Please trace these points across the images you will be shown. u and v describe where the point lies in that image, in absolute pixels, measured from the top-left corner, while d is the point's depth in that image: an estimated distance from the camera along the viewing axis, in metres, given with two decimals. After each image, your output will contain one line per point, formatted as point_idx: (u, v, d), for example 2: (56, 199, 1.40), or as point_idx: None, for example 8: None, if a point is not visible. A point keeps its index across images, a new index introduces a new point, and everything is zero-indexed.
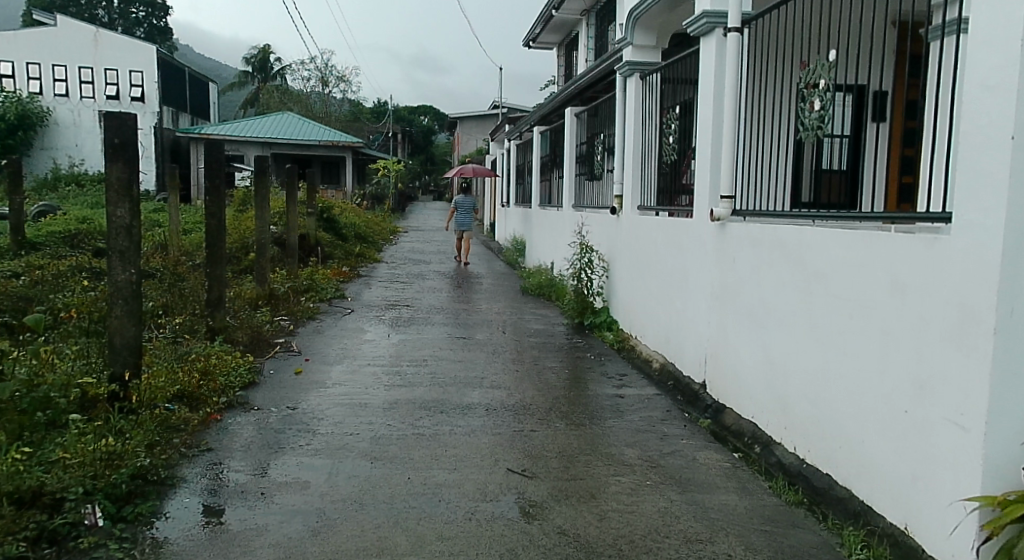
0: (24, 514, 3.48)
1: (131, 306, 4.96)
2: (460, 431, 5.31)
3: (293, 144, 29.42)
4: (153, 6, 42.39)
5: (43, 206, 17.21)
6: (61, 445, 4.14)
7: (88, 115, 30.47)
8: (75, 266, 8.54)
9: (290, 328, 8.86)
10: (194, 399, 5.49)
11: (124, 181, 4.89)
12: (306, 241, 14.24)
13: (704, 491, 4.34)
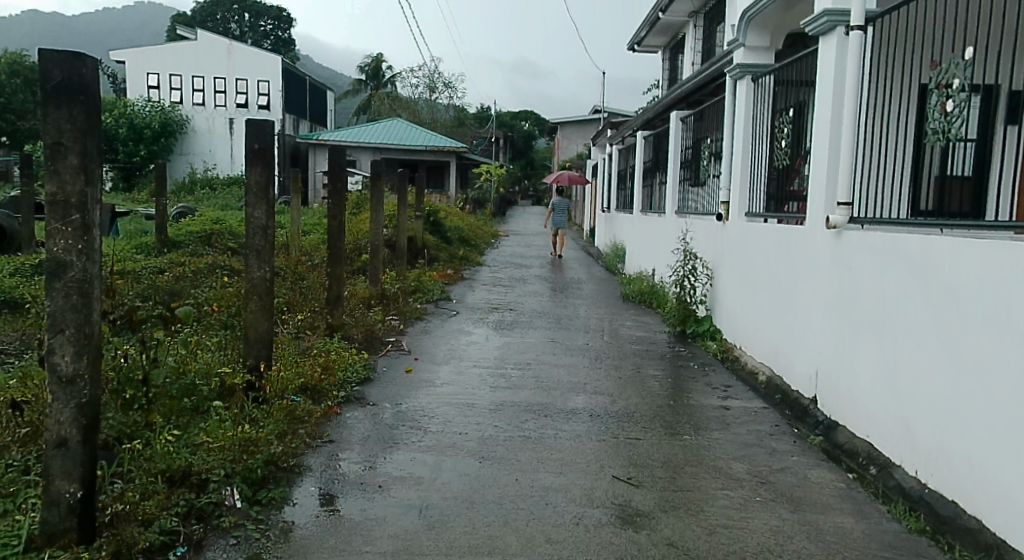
0: (175, 491, 3.75)
1: (264, 302, 5.28)
2: (565, 435, 5.36)
3: (402, 150, 30.27)
4: (280, 20, 44.49)
5: (182, 208, 18.38)
6: (204, 430, 4.44)
7: (222, 123, 32.23)
8: (210, 263, 9.06)
9: (401, 328, 9.13)
10: (317, 392, 5.74)
11: (262, 184, 5.16)
12: (415, 244, 14.65)
13: (818, 511, 4.23)
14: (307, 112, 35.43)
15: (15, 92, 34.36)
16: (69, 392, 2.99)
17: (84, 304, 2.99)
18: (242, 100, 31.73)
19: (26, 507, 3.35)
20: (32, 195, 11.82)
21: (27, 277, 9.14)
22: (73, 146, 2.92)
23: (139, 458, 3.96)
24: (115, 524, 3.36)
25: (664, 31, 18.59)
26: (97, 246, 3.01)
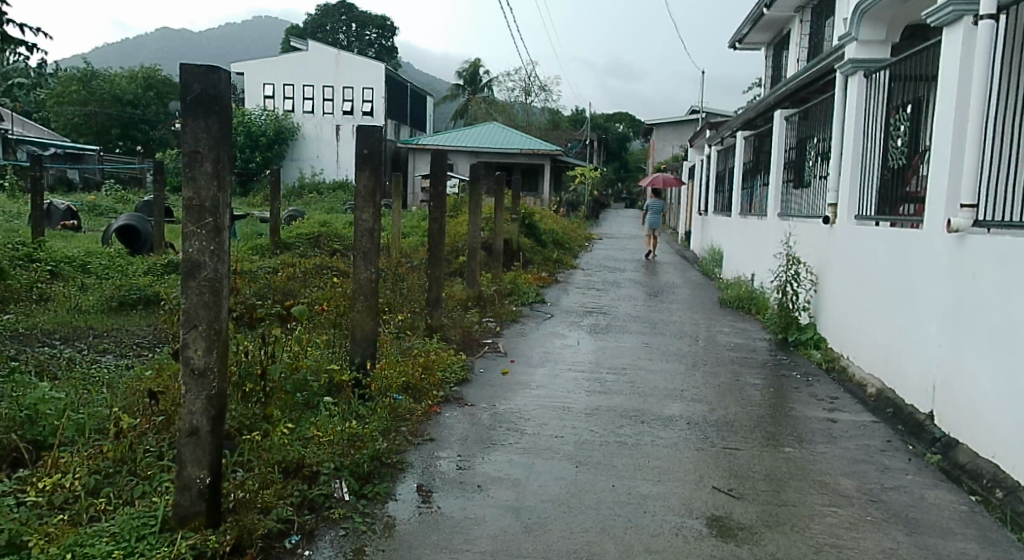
0: (290, 481, 3.93)
1: (370, 302, 5.45)
2: (662, 443, 5.31)
3: (497, 153, 30.58)
4: (384, 28, 45.73)
5: (292, 211, 19.17)
6: (315, 424, 4.63)
7: (329, 130, 33.30)
8: (319, 265, 9.43)
9: (496, 329, 9.24)
10: (418, 390, 5.87)
11: (370, 188, 5.33)
12: (510, 246, 14.78)
13: (936, 535, 4.05)
14: (407, 116, 36.26)
15: (147, 104, 36.69)
16: (200, 384, 3.19)
17: (215, 302, 3.19)
18: (348, 107, 32.87)
19: (161, 491, 3.61)
20: (163, 201, 12.60)
21: (158, 275, 9.75)
22: (208, 153, 3.13)
23: (258, 448, 4.18)
24: (237, 510, 3.55)
25: (767, 28, 18.15)
26: (227, 247, 3.19)
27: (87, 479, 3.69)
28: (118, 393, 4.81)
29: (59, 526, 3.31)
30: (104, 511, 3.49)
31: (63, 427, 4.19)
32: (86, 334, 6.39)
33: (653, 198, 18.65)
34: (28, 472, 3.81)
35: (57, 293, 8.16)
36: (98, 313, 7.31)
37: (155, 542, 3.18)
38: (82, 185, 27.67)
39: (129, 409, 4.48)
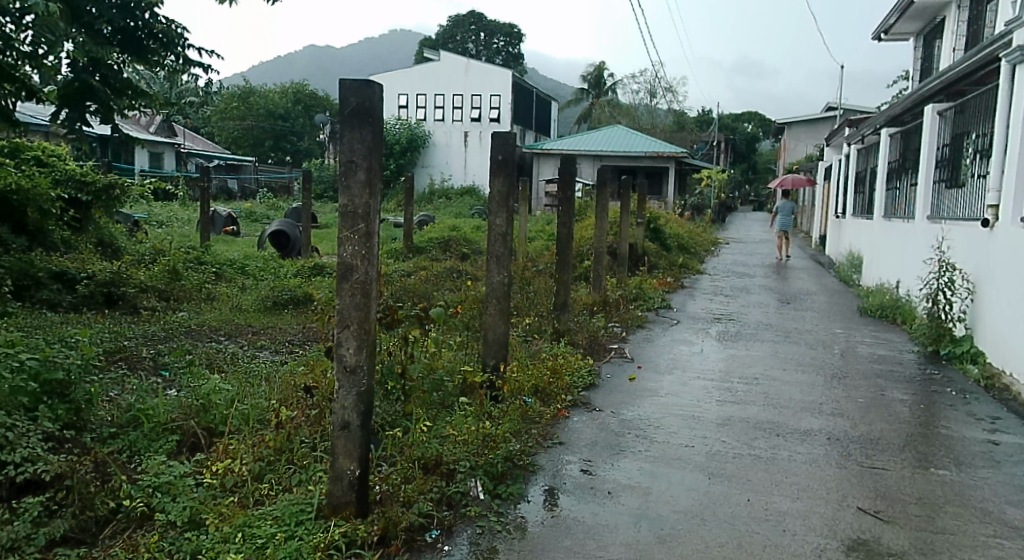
0: (429, 477, 4.07)
1: (502, 305, 5.57)
2: (800, 458, 5.12)
3: (623, 156, 30.35)
4: (512, 36, 46.42)
5: (423, 216, 19.73)
6: (451, 423, 4.77)
7: (458, 138, 34.06)
8: (449, 269, 9.66)
9: (623, 335, 9.17)
10: (547, 394, 5.91)
11: (504, 193, 5.43)
12: (635, 251, 14.64)
13: None
14: (533, 122, 36.60)
15: (296, 117, 38.74)
16: (351, 380, 3.39)
17: (365, 303, 3.38)
18: (476, 114, 33.57)
19: (316, 480, 3.86)
20: (309, 208, 13.28)
21: (306, 277, 10.31)
22: (362, 162, 3.30)
23: (400, 443, 4.37)
24: (383, 502, 3.73)
25: (917, 17, 17.17)
26: (377, 250, 3.37)
27: (252, 465, 3.99)
28: (275, 387, 5.15)
29: (231, 507, 3.63)
30: (267, 496, 3.79)
31: (230, 417, 4.55)
32: (245, 331, 6.85)
33: (786, 199, 18.11)
34: (203, 456, 4.17)
35: (219, 293, 8.78)
36: (255, 312, 7.82)
37: (312, 527, 3.41)
38: (239, 193, 29.61)
39: (286, 402, 4.81)
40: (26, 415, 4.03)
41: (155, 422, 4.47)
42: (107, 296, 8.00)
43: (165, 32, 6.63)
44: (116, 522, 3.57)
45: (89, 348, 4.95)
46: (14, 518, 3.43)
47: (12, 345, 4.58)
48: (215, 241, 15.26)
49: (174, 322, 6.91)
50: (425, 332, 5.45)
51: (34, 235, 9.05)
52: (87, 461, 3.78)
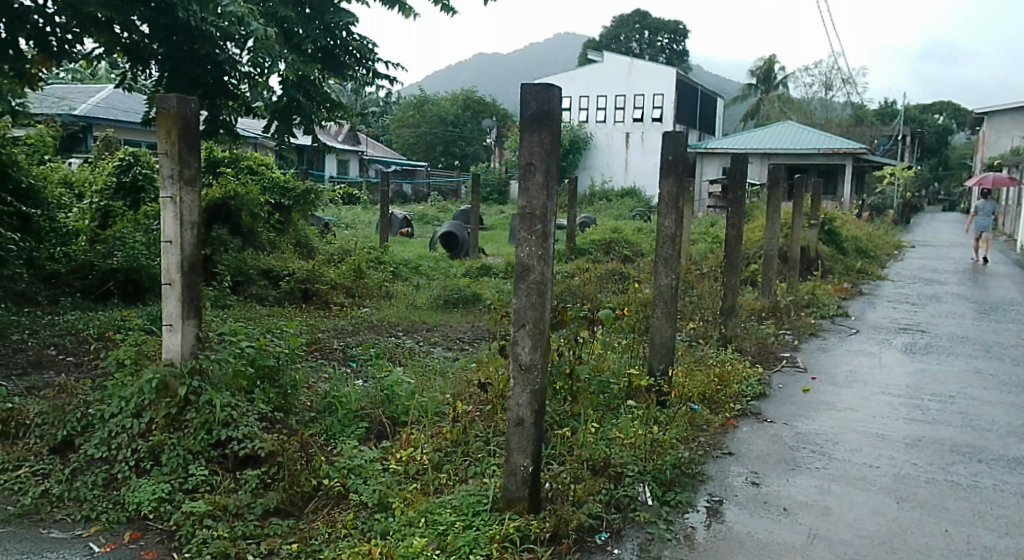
0: (598, 479, 4.09)
1: (669, 308, 5.50)
2: (1006, 489, 4.68)
3: (794, 154, 29.00)
4: (677, 33, 45.66)
5: (585, 218, 19.78)
6: (617, 426, 4.77)
7: (619, 139, 33.81)
8: (611, 271, 9.64)
9: (795, 343, 8.76)
10: (714, 402, 5.75)
11: (673, 194, 5.35)
12: (809, 255, 13.95)
13: None
14: (698, 121, 35.73)
15: (465, 122, 40.01)
16: (526, 378, 3.53)
17: (541, 303, 3.48)
18: (638, 114, 33.18)
19: (490, 472, 4.16)
20: (477, 209, 13.68)
21: (475, 277, 10.64)
22: (541, 164, 3.39)
23: (567, 443, 4.44)
24: (554, 500, 3.80)
25: None
26: (552, 251, 3.46)
27: (431, 455, 4.36)
28: (450, 382, 5.41)
29: (414, 493, 3.99)
30: (446, 485, 4.12)
31: (411, 408, 4.96)
32: (420, 327, 7.17)
33: (985, 199, 16.58)
34: (389, 444, 4.59)
35: (398, 292, 9.24)
36: (429, 310, 8.17)
37: (489, 518, 3.60)
38: (413, 197, 31.02)
39: (460, 396, 5.13)
40: (246, 397, 4.62)
41: (349, 409, 4.95)
42: (304, 292, 8.66)
43: (362, 48, 6.88)
44: (317, 499, 4.03)
45: (294, 337, 5.44)
46: (238, 487, 4.01)
47: (231, 331, 5.01)
48: (392, 242, 16.05)
49: (357, 317, 7.36)
50: (595, 333, 5.52)
51: (247, 236, 9.85)
52: (295, 441, 4.32)
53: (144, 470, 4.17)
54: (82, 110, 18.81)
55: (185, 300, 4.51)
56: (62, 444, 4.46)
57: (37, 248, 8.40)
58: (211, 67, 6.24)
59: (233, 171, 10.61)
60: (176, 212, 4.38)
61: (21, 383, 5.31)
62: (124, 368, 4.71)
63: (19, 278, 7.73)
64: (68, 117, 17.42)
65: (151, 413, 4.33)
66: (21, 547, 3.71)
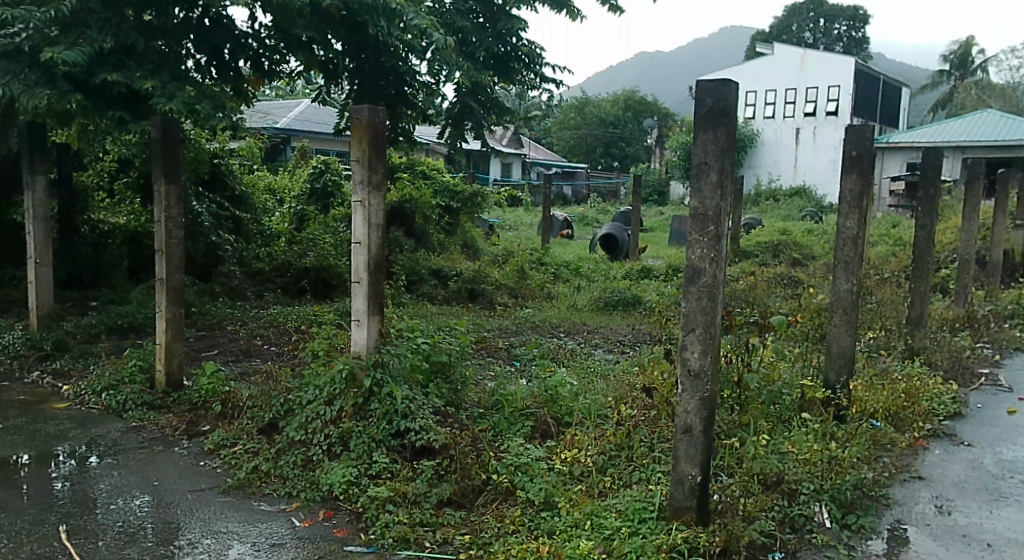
0: (770, 495, 3.93)
1: (849, 316, 5.18)
2: None
3: (992, 148, 26.55)
4: (855, 19, 42.98)
5: (752, 219, 19.04)
6: (791, 439, 4.55)
7: (789, 135, 32.31)
8: (781, 275, 9.21)
9: (995, 358, 8.00)
10: (900, 420, 5.34)
11: (856, 193, 5.02)
12: (1011, 260, 12.70)
13: None
14: (879, 115, 33.46)
15: (626, 122, 39.67)
16: (696, 385, 3.46)
17: (711, 307, 3.41)
18: (810, 108, 31.58)
19: (656, 480, 4.14)
20: (639, 210, 13.48)
21: (635, 279, 10.49)
22: (715, 163, 3.33)
23: (737, 455, 4.26)
24: (723, 514, 3.65)
25: None
26: (725, 253, 3.37)
27: (595, 458, 4.40)
28: (613, 385, 5.39)
29: (578, 494, 4.05)
30: (611, 488, 4.13)
31: (575, 410, 4.98)
32: (581, 329, 7.17)
33: None
34: (553, 443, 4.67)
35: (559, 293, 9.26)
36: (589, 312, 8.13)
37: (656, 527, 3.55)
38: (574, 198, 31.17)
39: (623, 400, 5.12)
40: (421, 390, 4.99)
41: (514, 407, 5.06)
42: (470, 292, 8.88)
43: (530, 54, 6.90)
44: (486, 493, 4.19)
45: (465, 335, 5.59)
46: (415, 475, 4.31)
47: (408, 327, 5.43)
48: (552, 244, 16.16)
49: (521, 318, 7.46)
50: (769, 340, 5.27)
51: (420, 238, 10.27)
52: (466, 435, 4.58)
53: (335, 454, 4.60)
54: (282, 123, 20.43)
55: (370, 297, 5.04)
56: (269, 425, 5.02)
57: (246, 248, 9.04)
58: (393, 79, 6.46)
59: (409, 176, 11.06)
60: (365, 215, 4.95)
61: (235, 368, 5.86)
62: (318, 360, 5.28)
63: (233, 274, 8.35)
64: (271, 130, 18.96)
65: (341, 401, 4.80)
66: (238, 515, 4.14)
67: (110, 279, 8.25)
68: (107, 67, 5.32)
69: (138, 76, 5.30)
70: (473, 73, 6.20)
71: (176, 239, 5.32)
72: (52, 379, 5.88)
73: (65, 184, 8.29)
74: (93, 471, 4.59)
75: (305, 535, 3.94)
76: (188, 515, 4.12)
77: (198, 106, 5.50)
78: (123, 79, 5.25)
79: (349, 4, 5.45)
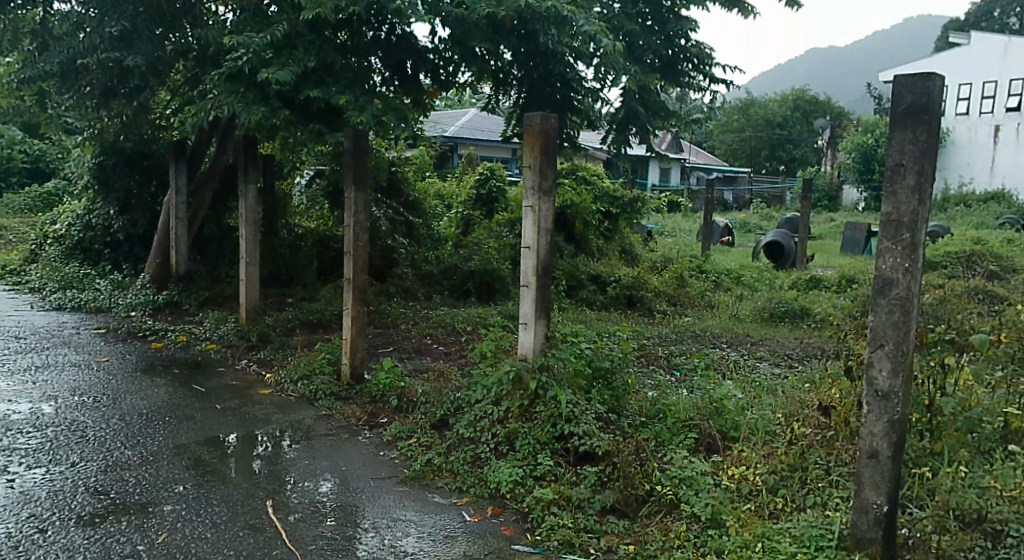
0: (969, 535, 3.58)
1: None
2: None
3: None
4: None
5: (942, 225, 17.42)
6: (993, 474, 4.07)
7: (986, 131, 29.01)
8: (973, 287, 8.33)
9: None
10: None
11: None
12: None
13: None
14: None
15: (793, 124, 37.53)
16: (884, 406, 3.32)
17: (904, 321, 3.26)
18: (1015, 102, 28.13)
19: (833, 506, 3.90)
20: (810, 216, 12.73)
21: (804, 290, 9.90)
22: (913, 166, 3.19)
23: (928, 486, 3.97)
24: (913, 549, 3.55)
25: None
26: (922, 264, 3.22)
27: (766, 477, 4.21)
28: (784, 401, 5.11)
29: (747, 513, 3.93)
30: (783, 510, 3.97)
31: (742, 425, 4.79)
32: (744, 340, 6.85)
33: None
34: (719, 458, 4.53)
35: (720, 302, 8.92)
36: (753, 323, 7.78)
37: (834, 556, 3.43)
38: (735, 206, 30.04)
39: (797, 417, 4.83)
40: (585, 395, 4.98)
41: (677, 418, 4.93)
42: (629, 298, 8.78)
43: (699, 54, 6.68)
44: (650, 504, 4.16)
45: (627, 342, 5.56)
46: (579, 480, 4.37)
47: (572, 332, 5.49)
48: (716, 251, 15.60)
49: (682, 326, 7.28)
50: (970, 361, 4.66)
51: (578, 243, 10.36)
52: (630, 444, 4.54)
53: (502, 453, 4.75)
54: (451, 131, 21.25)
55: (538, 301, 5.17)
56: (440, 421, 5.26)
57: (418, 252, 9.50)
58: (560, 85, 6.38)
59: (571, 182, 11.15)
60: (535, 219, 5.06)
61: (409, 365, 6.17)
62: (486, 361, 5.44)
63: (405, 276, 8.84)
64: (442, 138, 19.82)
65: (508, 402, 4.98)
66: (415, 505, 4.36)
67: (303, 279, 9.03)
68: (309, 85, 5.71)
69: (335, 92, 5.66)
70: (641, 77, 6.16)
71: (362, 242, 5.69)
72: (257, 366, 6.49)
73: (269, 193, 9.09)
74: (286, 454, 4.99)
75: (476, 529, 4.08)
76: (371, 501, 4.39)
77: (385, 118, 5.79)
78: (322, 95, 5.63)
79: (522, 13, 5.59)
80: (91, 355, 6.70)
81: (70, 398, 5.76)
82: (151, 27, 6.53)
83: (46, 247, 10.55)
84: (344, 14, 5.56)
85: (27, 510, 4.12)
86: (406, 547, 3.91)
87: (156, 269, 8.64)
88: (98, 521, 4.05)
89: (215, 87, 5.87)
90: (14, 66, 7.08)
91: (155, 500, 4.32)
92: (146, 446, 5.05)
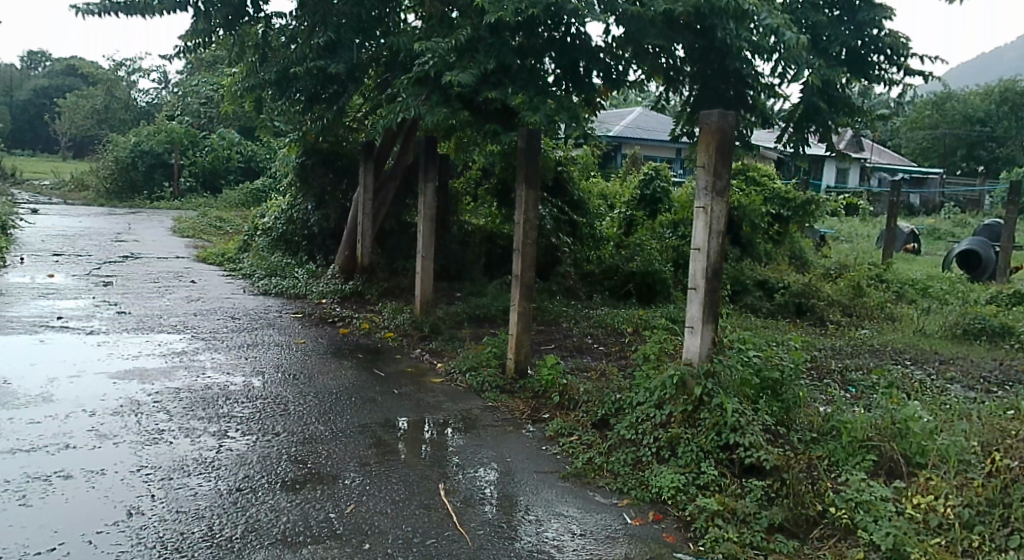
0: None
1: None
2: None
3: None
4: None
5: None
6: None
7: None
8: None
9: None
10: None
11: None
12: None
13: None
14: None
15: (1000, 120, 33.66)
16: None
17: None
18: None
19: None
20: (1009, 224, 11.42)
21: (1003, 304, 8.86)
22: None
23: None
24: None
25: None
26: None
27: (959, 510, 3.81)
28: (980, 428, 4.57)
29: (937, 549, 3.61)
30: (979, 549, 3.60)
31: (931, 449, 4.30)
32: (931, 358, 6.22)
33: None
34: (903, 484, 4.14)
35: (903, 314, 8.19)
36: (940, 339, 7.07)
37: None
38: (925, 213, 27.38)
39: (993, 446, 4.32)
40: (751, 405, 4.73)
41: (853, 436, 4.55)
42: (798, 307, 8.28)
43: (894, 45, 6.06)
44: (823, 526, 3.92)
45: (799, 352, 5.25)
46: (745, 493, 4.19)
47: (740, 338, 5.28)
48: (898, 260, 14.36)
49: (859, 339, 6.76)
50: None
51: (744, 246, 9.95)
52: (801, 460, 4.28)
53: (663, 458, 4.64)
54: (617, 131, 20.98)
55: (706, 305, 5.01)
56: (601, 421, 5.25)
57: (581, 251, 9.57)
58: (734, 84, 6.14)
59: (738, 183, 10.74)
60: (706, 221, 4.89)
61: (571, 363, 6.22)
62: (649, 363, 5.38)
63: (567, 275, 8.97)
64: (608, 138, 19.68)
65: (671, 406, 4.87)
66: (577, 502, 4.37)
67: (471, 274, 9.44)
68: (489, 86, 5.90)
69: (512, 93, 5.81)
70: (827, 73, 5.79)
71: (530, 240, 5.81)
72: (430, 356, 6.82)
73: (444, 191, 9.46)
74: (455, 441, 5.19)
75: (637, 532, 4.03)
76: (533, 493, 4.46)
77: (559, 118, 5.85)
78: (500, 97, 5.79)
79: (702, 8, 5.46)
80: (291, 337, 7.34)
81: (276, 375, 6.36)
82: (351, 35, 7.03)
83: (256, 239, 11.67)
84: (524, 17, 5.68)
85: (242, 471, 4.59)
86: (568, 542, 3.94)
87: (344, 261, 9.37)
88: (299, 487, 4.44)
89: (403, 91, 6.22)
90: (240, 76, 7.89)
91: (343, 473, 4.66)
92: (336, 423, 5.46)
